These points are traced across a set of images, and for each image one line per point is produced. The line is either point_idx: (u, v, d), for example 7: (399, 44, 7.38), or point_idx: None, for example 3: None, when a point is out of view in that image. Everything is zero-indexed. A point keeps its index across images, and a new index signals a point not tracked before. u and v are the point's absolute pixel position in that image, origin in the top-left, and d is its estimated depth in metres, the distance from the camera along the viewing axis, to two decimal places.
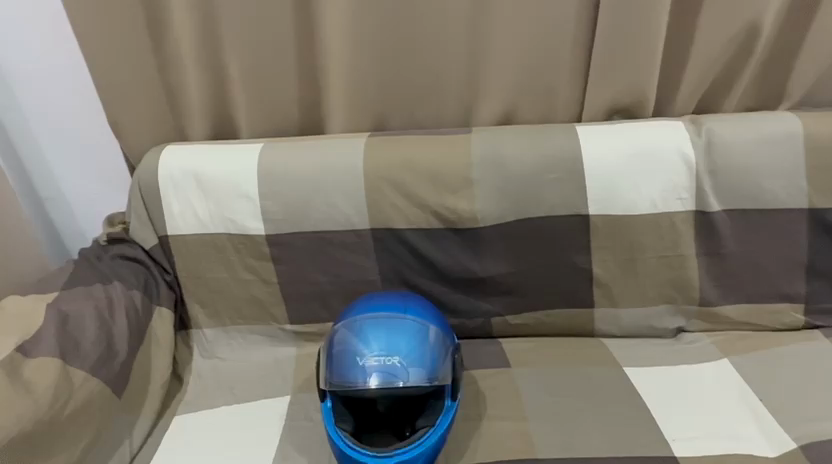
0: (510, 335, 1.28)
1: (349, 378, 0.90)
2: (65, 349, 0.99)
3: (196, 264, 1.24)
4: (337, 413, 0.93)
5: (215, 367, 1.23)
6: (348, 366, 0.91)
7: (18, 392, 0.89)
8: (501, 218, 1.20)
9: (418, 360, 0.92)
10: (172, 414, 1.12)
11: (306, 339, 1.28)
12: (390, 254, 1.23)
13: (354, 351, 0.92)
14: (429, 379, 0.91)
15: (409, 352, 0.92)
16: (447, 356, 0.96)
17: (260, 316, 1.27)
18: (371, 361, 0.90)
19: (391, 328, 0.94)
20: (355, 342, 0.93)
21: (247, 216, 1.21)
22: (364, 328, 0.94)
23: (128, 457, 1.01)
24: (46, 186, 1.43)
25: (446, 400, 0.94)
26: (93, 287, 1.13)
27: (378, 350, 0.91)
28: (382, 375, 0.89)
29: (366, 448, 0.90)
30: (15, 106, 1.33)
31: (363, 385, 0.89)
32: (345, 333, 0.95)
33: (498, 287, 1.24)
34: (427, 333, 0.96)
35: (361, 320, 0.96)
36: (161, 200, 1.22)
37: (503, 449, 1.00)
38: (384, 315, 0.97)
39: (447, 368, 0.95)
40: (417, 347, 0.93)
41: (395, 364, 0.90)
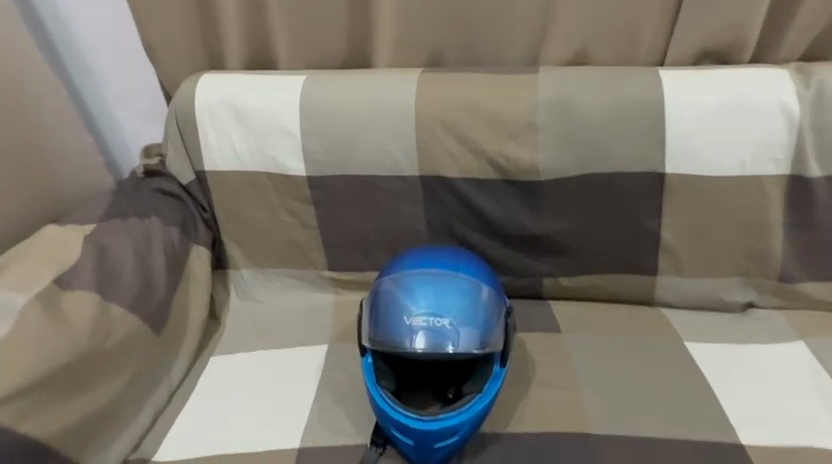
0: (562, 297, 1.20)
1: (393, 337, 0.85)
2: (103, 284, 0.93)
3: (234, 203, 1.18)
4: (378, 371, 0.88)
5: (252, 308, 1.21)
6: (394, 326, 0.85)
7: (54, 326, 0.83)
8: (563, 172, 1.09)
9: (468, 323, 0.86)
10: (209, 356, 1.10)
11: (345, 287, 1.23)
12: (438, 204, 1.14)
13: (400, 311, 0.86)
14: (479, 345, 0.85)
15: (459, 314, 0.86)
16: (499, 321, 0.90)
17: (299, 261, 1.21)
18: (418, 323, 0.85)
19: (440, 287, 0.88)
20: (400, 302, 0.87)
21: (288, 154, 1.13)
22: (412, 284, 0.89)
23: (166, 395, 0.99)
24: (95, 104, 1.33)
25: (495, 366, 0.88)
26: (131, 221, 1.08)
27: (425, 311, 0.86)
28: (429, 337, 0.84)
29: (408, 410, 0.83)
30: (40, 10, 1.22)
31: (408, 346, 0.84)
32: (391, 286, 0.90)
33: (553, 246, 1.14)
34: (479, 296, 0.89)
35: (408, 278, 0.90)
36: (199, 133, 1.15)
37: (553, 418, 0.94)
38: (434, 271, 0.91)
39: (499, 334, 0.88)
40: (468, 310, 0.87)
41: (444, 328, 0.84)
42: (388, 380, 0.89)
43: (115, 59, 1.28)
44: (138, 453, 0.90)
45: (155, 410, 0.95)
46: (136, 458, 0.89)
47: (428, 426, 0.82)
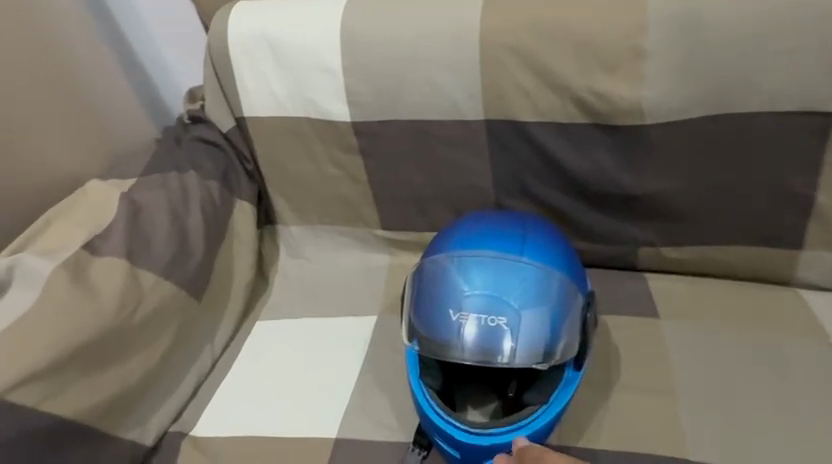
0: (664, 270, 0.96)
1: (438, 335, 0.70)
2: (133, 249, 0.87)
3: (276, 152, 1.05)
4: (422, 365, 0.76)
5: (301, 268, 1.10)
6: (439, 323, 0.70)
7: (78, 297, 0.78)
8: (673, 113, 0.83)
9: (531, 322, 0.70)
10: (255, 319, 1.02)
11: (401, 248, 1.08)
12: (509, 154, 0.93)
13: (447, 303, 0.71)
14: (545, 348, 0.69)
15: (521, 311, 0.70)
16: (572, 317, 0.73)
17: (349, 218, 1.08)
18: (468, 319, 0.69)
19: (498, 274, 0.72)
20: (447, 292, 0.72)
21: (329, 96, 0.96)
22: (463, 269, 0.73)
23: (210, 362, 0.93)
24: (135, 38, 1.17)
25: (567, 370, 0.73)
26: (168, 176, 1.00)
27: (478, 304, 0.70)
28: (481, 339, 0.68)
29: (455, 419, 0.70)
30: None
31: (455, 348, 0.69)
32: (437, 270, 0.74)
33: (656, 209, 0.90)
34: (548, 286, 0.72)
35: (458, 260, 0.74)
36: (234, 73, 1.01)
37: (639, 430, 0.77)
38: (491, 253, 0.74)
39: (571, 334, 0.72)
40: (532, 305, 0.70)
41: (501, 327, 0.69)
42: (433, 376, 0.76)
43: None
44: (178, 424, 0.86)
45: (197, 378, 0.90)
46: (175, 431, 0.85)
47: (477, 441, 0.69)
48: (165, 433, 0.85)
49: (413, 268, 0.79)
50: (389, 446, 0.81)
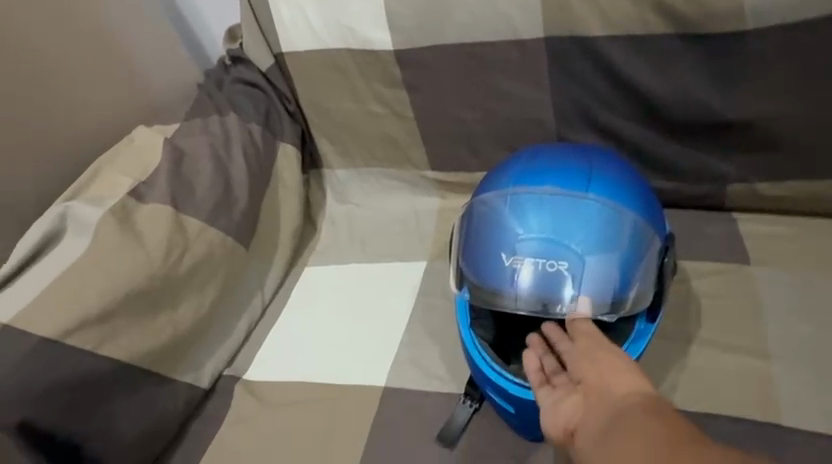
0: (756, 210, 0.83)
1: (489, 283, 0.63)
2: (178, 196, 0.85)
3: (317, 90, 0.98)
4: (474, 312, 0.70)
5: (348, 214, 1.05)
6: (490, 268, 0.64)
7: (126, 243, 0.77)
8: (777, 15, 0.69)
9: (596, 267, 0.62)
10: (304, 264, 0.99)
11: (452, 190, 1.01)
12: (574, 79, 0.82)
13: (500, 247, 0.64)
14: (611, 297, 0.62)
15: (584, 255, 0.61)
16: (644, 262, 0.64)
17: (395, 160, 1.01)
18: (523, 264, 0.62)
19: (558, 213, 0.63)
20: (500, 234, 0.64)
21: (370, 23, 0.88)
22: (517, 210, 0.64)
23: (260, 309, 0.93)
24: None
25: (638, 323, 0.66)
26: (209, 119, 0.97)
27: (535, 248, 0.62)
28: (538, 288, 0.61)
29: (508, 372, 0.66)
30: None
31: (509, 297, 0.62)
32: (488, 212, 0.67)
33: (751, 136, 0.77)
34: (617, 227, 0.63)
35: (513, 198, 0.65)
36: (270, 5, 0.95)
37: (718, 391, 0.69)
38: (550, 191, 0.65)
39: (642, 281, 0.63)
40: (598, 250, 0.62)
41: (560, 273, 0.61)
42: (484, 325, 0.71)
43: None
44: (231, 369, 0.87)
45: (248, 325, 0.90)
46: (228, 375, 0.86)
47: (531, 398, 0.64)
48: (219, 377, 0.86)
49: (462, 209, 0.71)
50: (440, 398, 0.78)
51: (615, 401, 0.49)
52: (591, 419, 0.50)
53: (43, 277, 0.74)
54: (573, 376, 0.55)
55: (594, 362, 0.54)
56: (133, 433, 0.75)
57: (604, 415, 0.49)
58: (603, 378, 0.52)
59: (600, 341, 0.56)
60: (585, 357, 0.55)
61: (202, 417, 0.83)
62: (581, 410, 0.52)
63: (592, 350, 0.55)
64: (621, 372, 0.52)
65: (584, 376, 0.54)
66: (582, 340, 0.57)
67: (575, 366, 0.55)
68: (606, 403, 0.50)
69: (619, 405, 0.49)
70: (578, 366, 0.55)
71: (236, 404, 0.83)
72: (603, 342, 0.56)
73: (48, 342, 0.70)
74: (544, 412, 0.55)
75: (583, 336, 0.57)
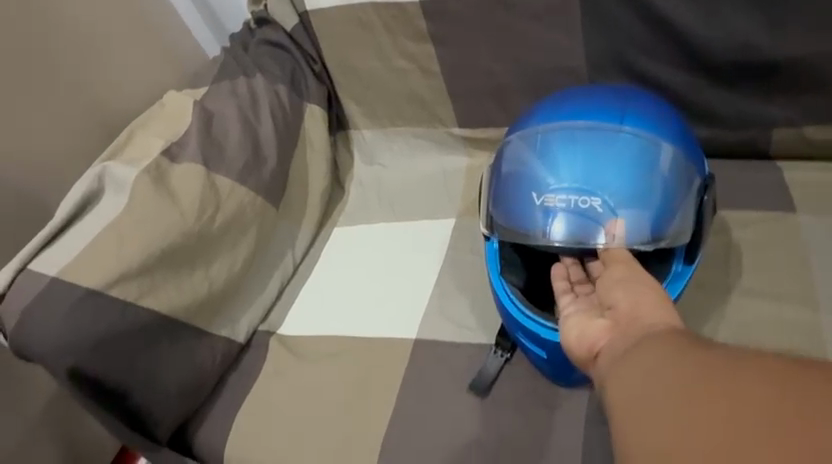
0: (801, 157, 0.80)
1: (520, 224, 0.62)
2: (209, 155, 0.86)
3: (342, 48, 0.97)
4: (504, 260, 0.70)
5: (375, 175, 1.04)
6: (521, 209, 0.63)
7: (161, 202, 0.79)
8: None
9: (633, 200, 0.60)
10: (333, 226, 1.00)
11: (479, 148, 0.99)
12: (608, 23, 0.79)
13: (531, 188, 0.63)
14: (649, 234, 0.60)
15: (619, 190, 0.60)
16: (681, 198, 0.62)
17: (421, 118, 0.99)
18: (556, 202, 0.61)
19: (591, 150, 0.62)
20: (531, 176, 0.63)
21: None
22: (547, 149, 0.64)
23: (291, 269, 0.94)
24: None
25: (675, 265, 0.64)
26: (236, 81, 0.97)
27: (567, 185, 0.61)
28: (573, 223, 0.60)
29: (541, 318, 0.65)
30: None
31: (541, 236, 0.61)
32: (516, 154, 0.66)
33: (799, 77, 0.73)
34: (650, 161, 0.62)
35: (544, 140, 0.65)
36: None
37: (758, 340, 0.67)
38: (580, 128, 0.64)
39: (679, 216, 0.62)
40: (633, 182, 0.61)
41: (595, 209, 0.60)
42: (515, 274, 0.70)
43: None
44: (266, 325, 0.89)
45: (280, 283, 0.92)
46: (263, 331, 0.89)
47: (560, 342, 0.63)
48: (254, 332, 0.89)
49: (491, 158, 0.71)
50: (470, 350, 0.79)
51: (642, 324, 0.45)
52: (614, 341, 0.47)
53: (86, 234, 0.77)
54: (605, 303, 0.52)
55: (630, 292, 0.50)
56: (176, 383, 0.78)
57: (627, 336, 0.45)
58: (635, 305, 0.48)
59: (641, 274, 0.52)
60: (620, 285, 0.51)
61: (239, 370, 0.86)
62: (606, 332, 0.49)
63: (629, 280, 0.52)
64: (656, 304, 0.47)
65: (616, 301, 0.50)
66: (619, 270, 0.54)
67: (608, 293, 0.52)
68: (632, 325, 0.46)
69: (645, 328, 0.45)
70: (610, 292, 0.51)
71: (272, 357, 0.85)
72: (643, 275, 0.52)
73: (92, 293, 0.72)
74: (570, 332, 0.53)
75: (623, 267, 0.53)
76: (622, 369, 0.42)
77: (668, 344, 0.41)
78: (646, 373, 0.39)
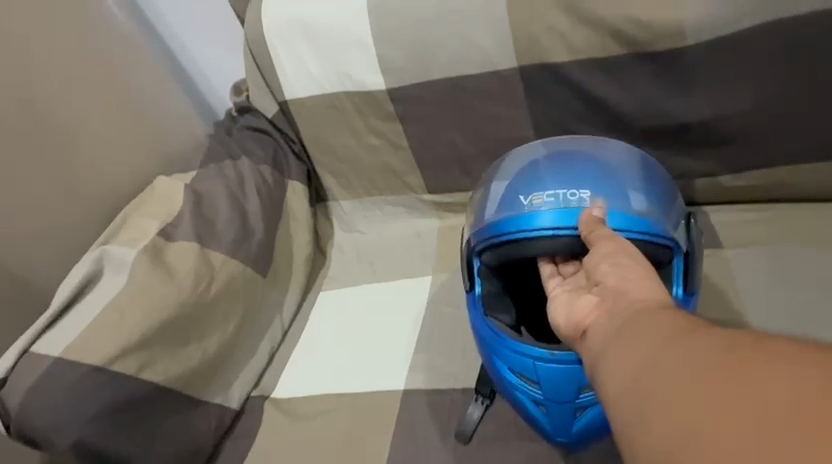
0: (724, 202, 0.94)
1: (512, 221, 0.71)
2: (202, 232, 0.94)
3: (318, 130, 1.09)
4: (488, 301, 0.77)
5: (355, 241, 1.13)
6: (512, 210, 0.72)
7: (158, 278, 0.85)
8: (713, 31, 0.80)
9: (615, 197, 0.71)
10: (318, 291, 1.07)
11: (449, 210, 1.10)
12: (548, 100, 0.93)
13: (518, 193, 0.73)
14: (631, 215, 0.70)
15: (597, 183, 0.72)
16: (651, 192, 0.74)
17: (394, 186, 1.10)
18: (543, 198, 0.71)
19: (566, 160, 0.75)
20: (516, 185, 0.75)
21: (364, 67, 0.99)
22: (527, 165, 0.76)
23: (280, 334, 0.99)
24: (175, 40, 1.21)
25: (675, 288, 0.71)
26: (223, 164, 1.07)
27: (550, 185, 0.72)
28: (559, 211, 0.69)
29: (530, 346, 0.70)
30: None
31: (533, 225, 0.69)
32: (499, 176, 0.78)
33: (709, 136, 0.87)
34: (624, 170, 0.74)
35: (524, 160, 0.78)
36: (271, 58, 1.05)
37: None
38: (554, 146, 0.78)
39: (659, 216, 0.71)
40: (612, 184, 0.72)
41: (579, 198, 0.70)
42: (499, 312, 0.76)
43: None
44: (259, 389, 0.93)
45: (270, 347, 0.97)
46: (257, 395, 0.93)
47: (561, 365, 0.68)
48: (247, 397, 0.92)
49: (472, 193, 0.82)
50: (457, 394, 0.85)
51: (625, 302, 0.49)
52: (600, 317, 0.51)
53: (89, 312, 0.82)
54: (593, 280, 0.55)
55: (617, 268, 0.53)
56: (173, 451, 0.81)
57: (614, 315, 0.49)
58: (621, 280, 0.52)
59: (626, 251, 0.56)
60: (606, 260, 0.55)
61: (234, 436, 0.89)
62: (592, 311, 0.53)
63: (616, 256, 0.55)
64: (644, 283, 0.51)
65: (600, 277, 0.54)
66: (607, 246, 0.57)
67: (595, 269, 0.55)
68: (619, 302, 0.50)
69: (628, 306, 0.49)
70: (597, 267, 0.55)
71: (267, 420, 0.89)
72: (629, 252, 0.56)
73: (95, 369, 0.77)
74: (561, 310, 0.58)
75: (611, 245, 0.57)
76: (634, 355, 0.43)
77: (678, 328, 0.42)
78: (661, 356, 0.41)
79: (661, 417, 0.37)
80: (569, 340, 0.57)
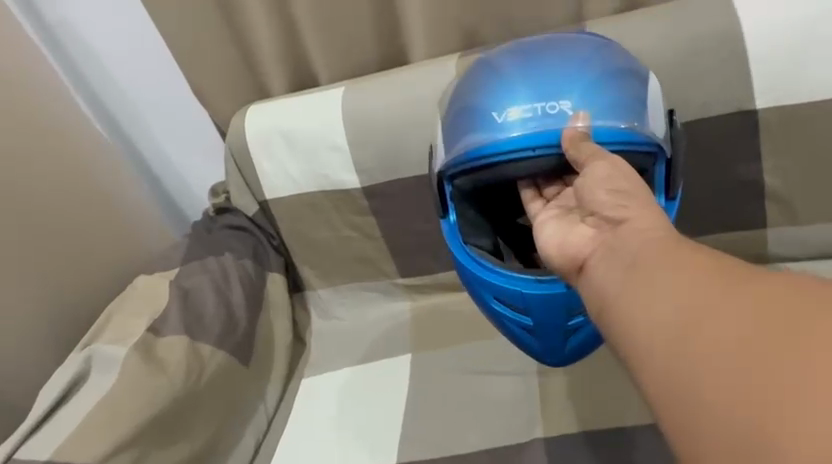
0: None
1: (484, 138, 0.77)
2: (191, 326, 0.99)
3: (297, 226, 1.19)
4: (464, 228, 0.86)
5: (333, 327, 1.19)
6: (484, 127, 0.77)
7: (151, 372, 0.89)
8: None
9: (583, 101, 0.75)
10: (300, 378, 1.11)
11: (419, 293, 1.19)
12: None
13: (490, 108, 0.78)
14: (604, 120, 0.75)
15: (571, 92, 0.76)
16: (629, 94, 0.77)
17: (369, 273, 1.19)
18: (515, 113, 0.76)
19: (541, 68, 0.78)
20: (488, 99, 0.78)
21: (340, 169, 1.12)
22: (501, 76, 0.79)
23: (265, 423, 1.02)
24: (154, 154, 1.36)
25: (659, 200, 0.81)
26: (206, 260, 1.13)
27: (523, 99, 0.76)
28: (528, 130, 0.74)
29: (515, 276, 0.80)
30: (72, 57, 1.25)
31: (504, 145, 0.76)
32: (474, 89, 0.81)
33: None
34: (598, 68, 0.77)
35: (500, 69, 0.80)
36: (254, 163, 1.16)
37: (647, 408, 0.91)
38: (528, 53, 0.80)
39: (630, 116, 0.76)
40: (581, 89, 0.76)
41: (553, 111, 0.75)
42: (480, 242, 0.86)
43: (170, 100, 1.28)
44: None
45: (256, 438, 0.99)
46: None
47: (546, 292, 0.78)
48: None
49: (448, 100, 0.86)
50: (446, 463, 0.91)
51: (637, 239, 0.55)
52: (599, 252, 0.59)
53: (82, 409, 0.84)
54: (589, 208, 0.62)
55: (610, 194, 0.60)
56: None
57: (627, 264, 0.55)
58: (619, 208, 0.59)
59: (619, 172, 0.61)
60: (603, 188, 0.60)
61: None
62: (589, 242, 0.61)
63: (612, 181, 0.61)
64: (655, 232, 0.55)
65: (600, 203, 0.60)
66: (601, 170, 0.62)
67: (590, 195, 0.61)
68: (623, 242, 0.56)
69: (635, 238, 0.55)
70: (595, 196, 0.61)
71: None
72: (625, 176, 0.61)
73: None
74: (554, 240, 0.65)
75: (603, 173, 0.62)
76: (666, 350, 0.47)
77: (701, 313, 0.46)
78: (696, 356, 0.45)
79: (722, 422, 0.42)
80: (559, 271, 0.65)
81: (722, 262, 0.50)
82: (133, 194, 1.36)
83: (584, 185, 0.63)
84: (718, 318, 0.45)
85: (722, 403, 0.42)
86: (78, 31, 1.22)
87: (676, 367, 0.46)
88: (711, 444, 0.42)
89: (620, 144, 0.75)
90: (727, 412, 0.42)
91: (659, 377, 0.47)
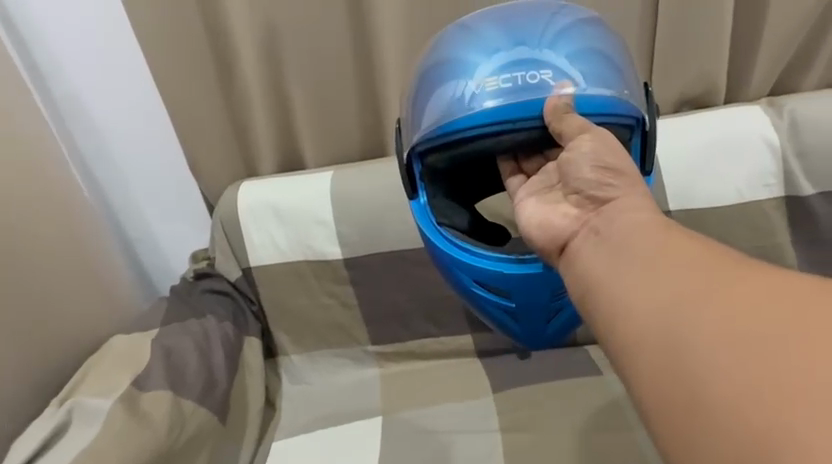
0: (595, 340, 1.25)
1: (458, 109, 0.78)
2: (174, 381, 1.05)
3: (277, 292, 1.27)
4: (434, 208, 0.88)
5: (304, 392, 1.25)
6: (459, 100, 0.78)
7: (138, 426, 0.95)
8: None
9: (558, 72, 0.78)
10: (271, 440, 1.15)
11: (387, 359, 1.28)
12: None
13: (467, 75, 0.79)
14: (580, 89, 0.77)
15: (549, 62, 0.78)
16: (604, 64, 0.80)
17: (342, 339, 1.28)
18: (491, 83, 0.77)
19: (517, 35, 0.79)
20: (466, 67, 0.79)
21: (324, 241, 1.24)
22: (477, 44, 0.80)
23: None
24: (135, 220, 1.45)
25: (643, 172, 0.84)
26: (188, 322, 1.17)
27: (499, 69, 0.78)
28: (502, 100, 0.76)
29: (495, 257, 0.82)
30: (64, 113, 1.32)
31: (480, 120, 0.77)
32: (449, 57, 0.82)
33: None
34: (573, 37, 0.80)
35: (479, 34, 0.81)
36: (242, 233, 1.25)
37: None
38: (505, 18, 0.82)
39: (607, 86, 0.79)
40: (557, 58, 0.78)
41: (530, 81, 0.76)
42: (447, 217, 0.88)
43: (154, 161, 1.37)
44: None
45: None
46: None
47: (523, 273, 0.81)
48: None
49: (422, 62, 0.87)
50: None
51: (623, 218, 0.65)
52: (582, 231, 0.69)
53: (69, 451, 0.91)
54: (574, 185, 0.72)
55: (593, 170, 0.70)
56: None
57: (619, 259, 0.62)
58: (599, 183, 0.69)
59: (605, 147, 0.71)
60: (588, 165, 0.70)
61: None
62: (572, 220, 0.71)
63: (599, 156, 0.70)
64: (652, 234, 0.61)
65: (585, 181, 0.70)
66: (587, 145, 0.71)
67: (577, 174, 0.71)
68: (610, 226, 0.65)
69: (618, 224, 0.65)
70: (581, 173, 0.71)
71: None
72: (614, 152, 0.71)
73: None
74: (537, 218, 0.76)
75: (585, 153, 0.71)
76: (665, 355, 0.53)
77: (700, 319, 0.51)
78: (695, 360, 0.50)
79: (721, 426, 0.47)
80: (537, 247, 0.75)
81: (716, 265, 0.55)
82: (111, 258, 1.43)
83: (572, 166, 0.72)
84: (710, 320, 0.51)
85: (721, 405, 0.47)
86: (82, 102, 1.31)
87: (676, 369, 0.51)
88: (704, 440, 0.48)
89: (600, 116, 0.78)
90: (726, 419, 0.47)
91: (654, 372, 0.53)
